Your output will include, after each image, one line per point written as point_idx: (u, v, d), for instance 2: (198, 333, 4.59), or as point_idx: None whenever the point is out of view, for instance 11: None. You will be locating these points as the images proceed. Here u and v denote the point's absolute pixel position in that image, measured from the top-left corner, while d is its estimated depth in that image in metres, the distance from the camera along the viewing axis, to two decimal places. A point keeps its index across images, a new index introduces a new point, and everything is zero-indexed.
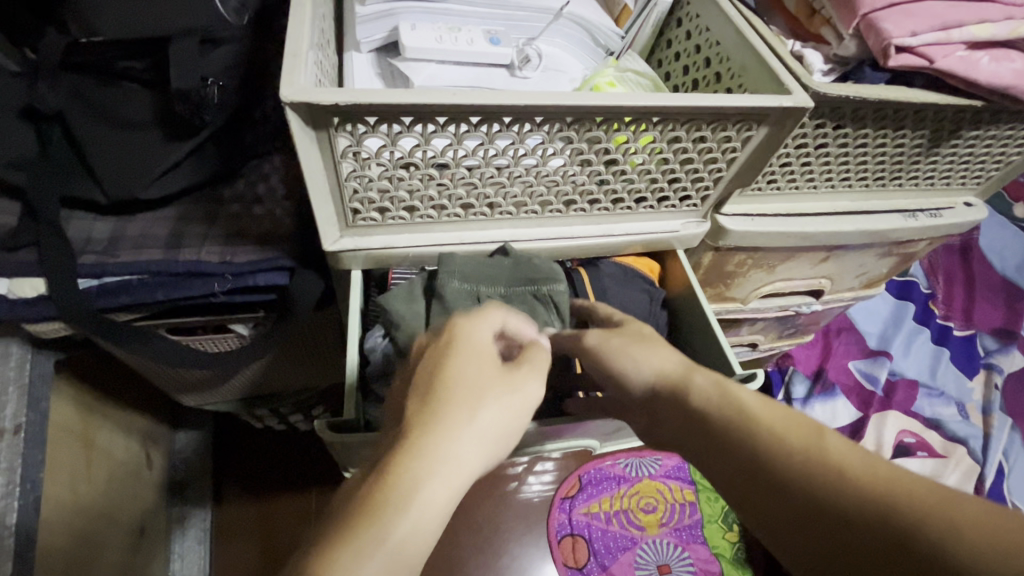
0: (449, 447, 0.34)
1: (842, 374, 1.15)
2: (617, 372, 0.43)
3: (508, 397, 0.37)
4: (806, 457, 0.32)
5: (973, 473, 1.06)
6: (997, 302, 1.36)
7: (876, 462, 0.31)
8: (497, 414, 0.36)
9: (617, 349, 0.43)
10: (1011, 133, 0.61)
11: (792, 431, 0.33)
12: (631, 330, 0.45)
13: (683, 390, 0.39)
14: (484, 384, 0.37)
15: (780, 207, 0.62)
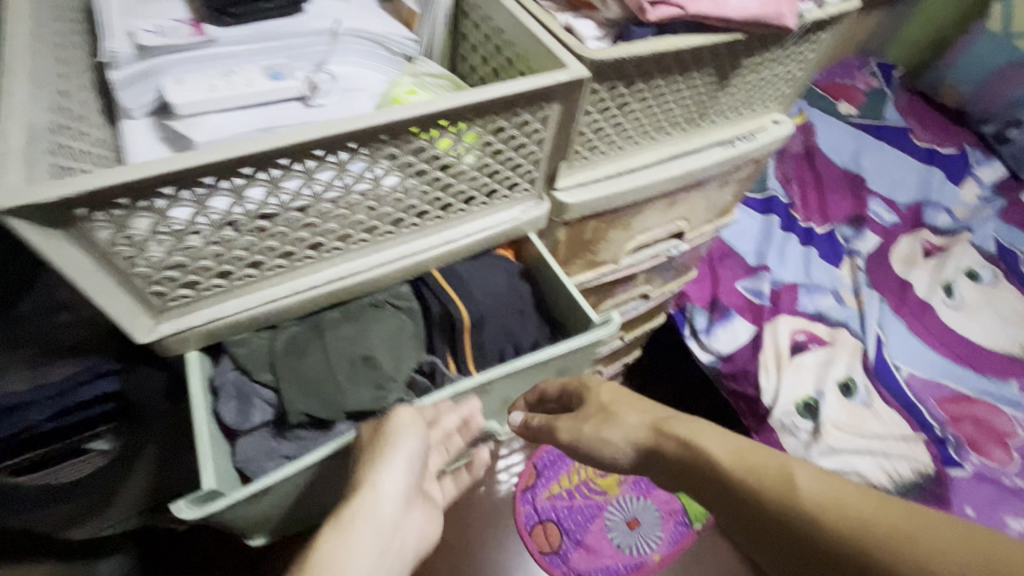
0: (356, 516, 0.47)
1: (732, 297, 1.23)
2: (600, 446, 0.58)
3: (391, 468, 0.49)
4: (771, 496, 0.40)
5: (858, 351, 1.18)
6: (846, 193, 1.51)
7: (823, 485, 0.39)
8: (389, 479, 0.49)
9: (590, 437, 0.58)
10: (785, 53, 0.67)
11: (751, 468, 0.43)
12: (594, 408, 0.60)
13: (663, 451, 0.51)
14: (370, 470, 0.49)
15: (610, 168, 0.65)
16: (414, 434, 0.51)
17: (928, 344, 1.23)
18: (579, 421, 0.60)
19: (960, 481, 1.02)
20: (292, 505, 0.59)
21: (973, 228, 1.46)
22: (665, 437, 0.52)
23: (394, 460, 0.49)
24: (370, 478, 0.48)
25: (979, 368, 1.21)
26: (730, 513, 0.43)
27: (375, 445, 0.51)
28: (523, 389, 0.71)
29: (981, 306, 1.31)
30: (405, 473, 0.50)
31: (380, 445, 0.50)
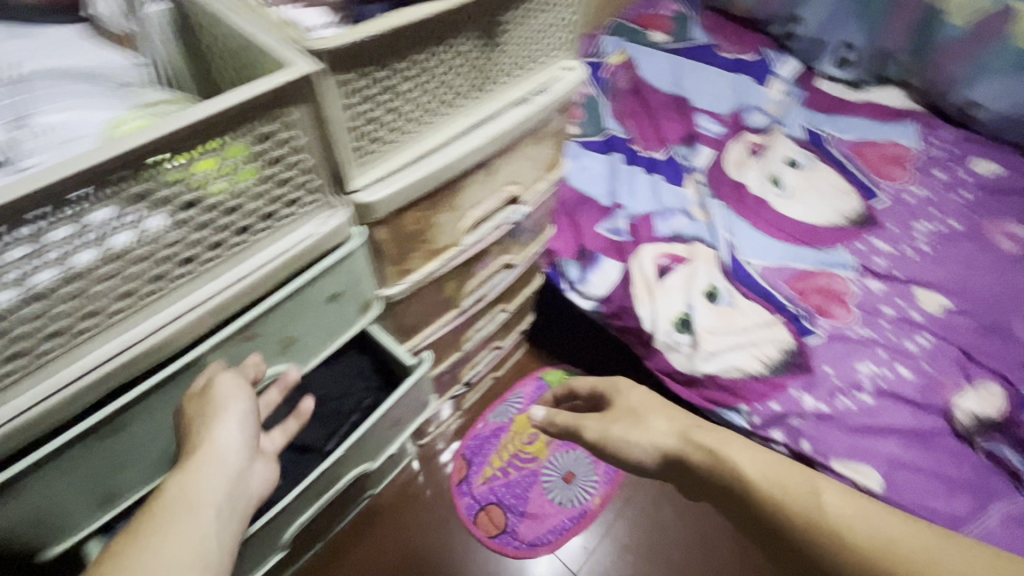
0: (203, 468, 0.54)
1: (596, 240, 1.28)
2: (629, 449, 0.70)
3: (227, 418, 0.57)
4: (799, 508, 0.55)
5: (715, 258, 1.28)
6: (675, 115, 1.61)
7: (846, 511, 0.54)
8: (229, 430, 0.57)
9: (618, 434, 0.72)
10: (547, 0, 0.67)
11: (787, 488, 0.57)
12: (623, 414, 0.75)
13: (688, 459, 0.65)
14: (213, 426, 0.57)
15: (407, 155, 0.63)
16: (241, 392, 0.60)
17: (770, 234, 1.36)
18: (606, 422, 0.75)
19: (817, 347, 1.15)
20: (81, 503, 0.62)
21: (784, 119, 1.66)
22: (690, 446, 0.65)
23: (229, 418, 0.58)
24: (208, 436, 0.56)
25: (814, 242, 1.36)
26: (753, 514, 0.59)
27: (206, 408, 0.58)
28: (315, 329, 0.70)
29: (805, 188, 1.47)
30: (239, 429, 0.58)
31: (211, 409, 0.58)
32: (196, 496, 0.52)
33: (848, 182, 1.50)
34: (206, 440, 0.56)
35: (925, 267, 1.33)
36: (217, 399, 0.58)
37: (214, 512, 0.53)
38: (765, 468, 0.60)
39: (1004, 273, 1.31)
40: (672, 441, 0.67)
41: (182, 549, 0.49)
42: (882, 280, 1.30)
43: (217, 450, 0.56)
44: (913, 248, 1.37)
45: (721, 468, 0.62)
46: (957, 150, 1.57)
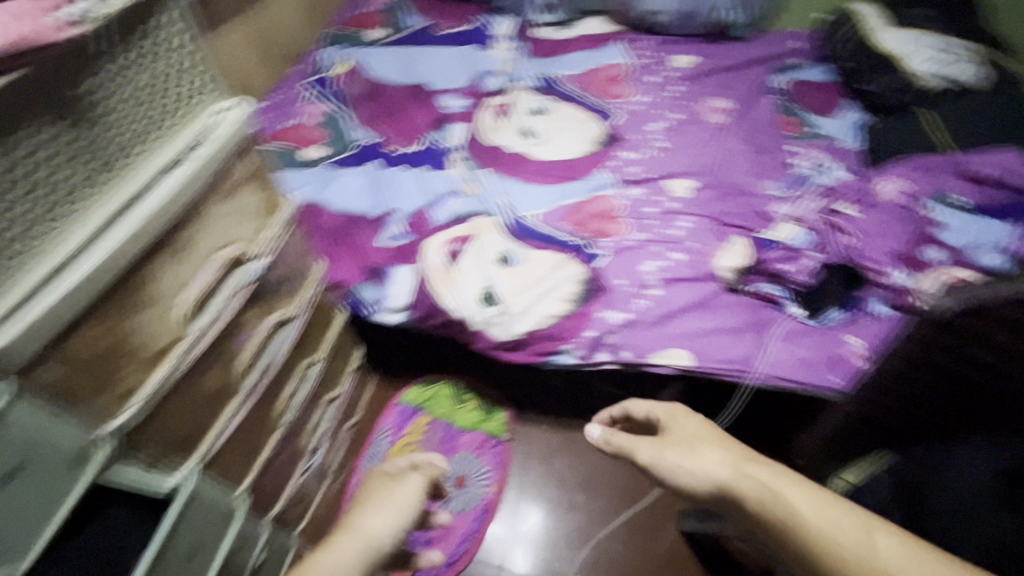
0: (357, 526, 0.85)
1: (379, 254, 1.24)
2: (681, 470, 0.74)
3: (384, 498, 0.91)
4: (854, 552, 0.57)
5: (498, 224, 1.31)
6: (418, 104, 1.62)
7: (894, 555, 0.56)
8: (386, 509, 0.89)
9: (668, 460, 0.76)
10: (134, 59, 0.64)
11: (842, 532, 0.59)
12: (674, 441, 0.78)
13: (744, 495, 0.67)
14: (372, 499, 0.91)
15: (41, 274, 0.58)
16: (412, 498, 0.92)
17: (539, 181, 1.44)
18: (658, 448, 0.78)
19: (606, 267, 1.24)
20: None
21: (518, 74, 1.76)
22: (744, 488, 0.67)
23: (404, 509, 0.90)
24: (360, 513, 0.87)
25: (577, 175, 1.47)
26: (807, 557, 0.60)
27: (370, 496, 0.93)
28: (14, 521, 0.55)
29: (555, 130, 1.58)
30: (404, 510, 0.90)
31: (374, 501, 0.90)
32: (351, 543, 0.82)
33: (587, 112, 1.64)
34: (362, 507, 0.90)
35: (668, 162, 1.51)
36: (389, 489, 0.94)
37: (359, 555, 0.80)
38: (812, 507, 0.62)
39: (724, 144, 1.55)
40: (730, 476, 0.69)
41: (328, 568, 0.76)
42: (639, 185, 1.46)
43: (371, 514, 0.88)
44: (655, 147, 1.55)
45: (768, 503, 0.65)
46: (660, 54, 1.80)
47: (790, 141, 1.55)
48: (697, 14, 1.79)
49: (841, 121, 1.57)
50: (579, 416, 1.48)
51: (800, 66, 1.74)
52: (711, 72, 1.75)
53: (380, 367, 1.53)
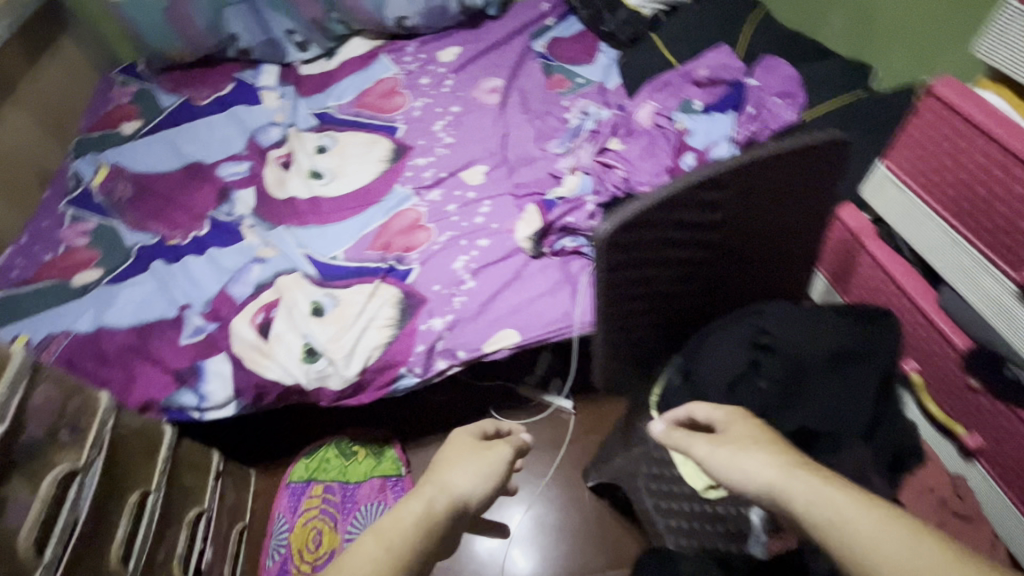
0: (446, 478, 0.73)
1: (184, 355, 1.16)
2: (738, 475, 0.59)
3: (476, 457, 0.77)
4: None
5: (302, 277, 1.28)
6: (193, 184, 1.53)
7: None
8: (472, 465, 0.76)
9: (720, 459, 0.61)
10: None
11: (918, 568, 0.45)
12: (732, 438, 0.63)
13: (794, 502, 0.53)
14: (463, 453, 0.78)
15: None
16: (497, 464, 0.78)
17: (338, 220, 1.42)
18: (711, 443, 0.63)
19: (418, 279, 1.25)
20: None
21: (294, 118, 1.71)
22: (798, 502, 0.53)
23: (489, 473, 0.77)
24: (445, 474, 0.74)
25: (374, 199, 1.46)
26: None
27: (468, 452, 0.79)
28: None
29: (342, 163, 1.56)
30: (487, 474, 0.76)
31: (462, 454, 0.78)
32: (443, 493, 0.69)
33: (371, 134, 1.63)
34: (451, 461, 0.77)
35: (456, 155, 1.55)
36: (483, 447, 0.81)
37: (445, 511, 0.68)
38: (887, 546, 0.47)
39: (504, 121, 1.60)
40: (811, 502, 0.53)
41: (410, 523, 0.64)
42: (435, 188, 1.48)
43: (459, 469, 0.75)
44: (442, 146, 1.58)
45: (840, 535, 0.50)
46: (424, 55, 1.82)
47: (564, 98, 1.63)
48: (443, 8, 1.81)
49: (598, 64, 1.68)
50: (462, 421, 1.49)
51: (551, 26, 1.83)
52: (474, 57, 1.79)
53: (255, 457, 1.46)
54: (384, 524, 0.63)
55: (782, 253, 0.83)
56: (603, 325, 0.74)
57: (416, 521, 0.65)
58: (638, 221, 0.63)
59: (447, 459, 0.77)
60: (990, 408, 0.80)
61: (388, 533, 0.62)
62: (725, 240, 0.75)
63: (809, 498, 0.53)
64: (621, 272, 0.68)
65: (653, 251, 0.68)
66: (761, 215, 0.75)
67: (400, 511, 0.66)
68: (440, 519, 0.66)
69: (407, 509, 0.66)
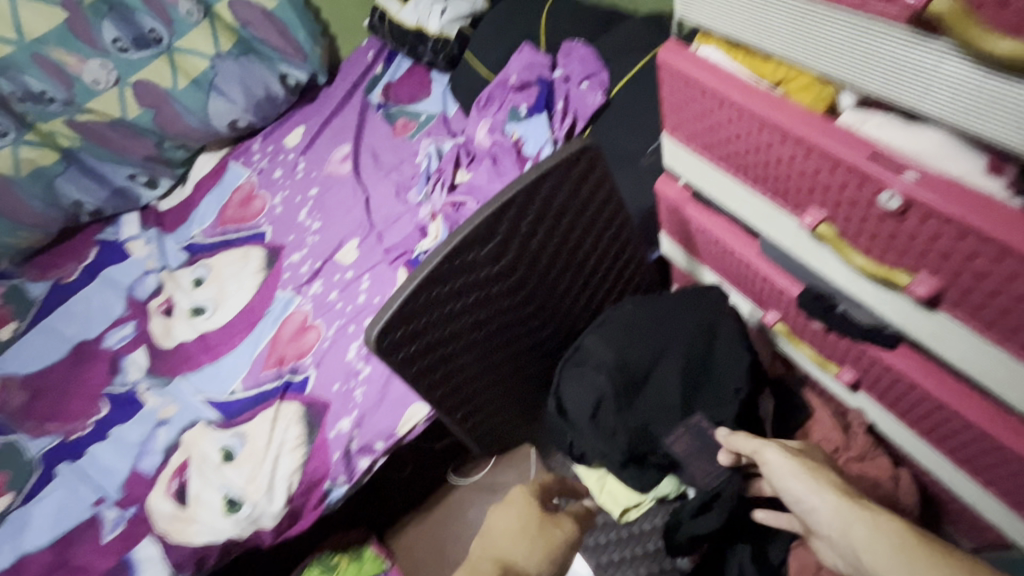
0: (501, 550, 0.69)
1: (112, 551, 1.13)
2: (808, 495, 0.62)
3: (536, 535, 0.71)
4: None
5: (207, 426, 1.24)
6: (81, 365, 1.48)
7: None
8: (532, 544, 0.70)
9: (793, 471, 0.64)
10: None
11: None
12: (808, 461, 0.66)
13: (869, 526, 0.58)
14: (527, 523, 0.73)
15: None
16: (561, 544, 0.72)
17: (229, 350, 1.38)
18: (788, 454, 0.66)
19: (316, 385, 1.22)
20: None
21: (165, 260, 1.65)
22: (878, 526, 0.57)
23: (553, 557, 0.70)
24: (503, 544, 0.70)
25: (260, 315, 1.42)
26: None
27: (534, 516, 0.74)
28: None
29: (220, 288, 1.52)
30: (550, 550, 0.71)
31: (525, 520, 0.73)
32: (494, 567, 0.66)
33: (241, 247, 1.59)
34: (511, 529, 0.72)
35: (327, 238, 1.51)
36: (553, 517, 0.75)
37: None
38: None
39: (363, 186, 1.57)
40: (878, 540, 0.57)
41: None
42: (315, 280, 1.44)
43: (520, 546, 0.70)
44: (312, 234, 1.55)
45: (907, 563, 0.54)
46: (271, 148, 1.78)
47: (414, 142, 1.60)
48: (269, 94, 1.73)
49: (434, 95, 1.66)
50: (428, 492, 1.46)
51: (381, 73, 1.79)
52: (318, 132, 1.75)
53: None
54: None
55: (606, 263, 0.81)
56: (438, 404, 0.73)
57: None
58: (406, 310, 0.61)
59: (508, 525, 0.72)
60: (843, 346, 0.76)
61: None
62: (531, 280, 0.73)
63: (879, 535, 0.57)
64: (421, 356, 0.66)
65: (445, 326, 0.66)
66: (557, 241, 0.72)
67: None
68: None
69: None
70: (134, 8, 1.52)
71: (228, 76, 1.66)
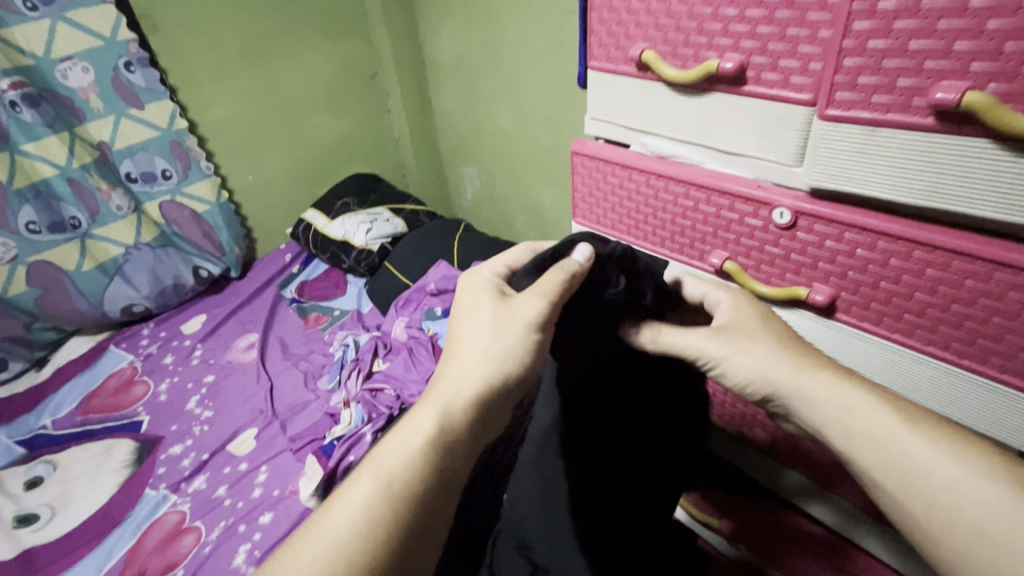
0: (441, 381, 0.54)
1: None
2: (759, 362, 0.57)
3: (481, 345, 0.54)
4: (947, 492, 0.48)
5: None
6: None
7: (988, 514, 0.46)
8: (473, 367, 0.53)
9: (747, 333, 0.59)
10: None
11: (949, 475, 0.48)
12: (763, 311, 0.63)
13: (843, 400, 0.54)
14: (470, 333, 0.55)
15: None
16: (521, 338, 0.54)
17: (62, 571, 1.12)
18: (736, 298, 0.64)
19: None
20: None
21: None
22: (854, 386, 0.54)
23: (509, 352, 0.53)
24: (440, 376, 0.55)
25: (117, 520, 1.21)
26: (892, 474, 0.50)
27: (464, 332, 0.56)
28: None
29: (66, 489, 1.29)
30: (509, 353, 0.54)
31: (458, 341, 0.56)
32: (422, 417, 0.51)
33: (105, 440, 1.41)
34: (453, 352, 0.56)
35: (220, 427, 1.42)
36: (509, 304, 0.56)
37: (422, 437, 0.50)
38: (879, 428, 0.52)
39: (267, 374, 1.55)
40: (853, 412, 0.53)
41: (355, 511, 0.47)
42: (199, 474, 1.30)
43: (460, 371, 0.53)
44: (200, 424, 1.44)
45: (878, 433, 0.51)
46: (164, 333, 1.73)
47: (327, 334, 1.69)
48: (177, 284, 1.79)
49: (350, 294, 1.83)
50: None
51: (297, 272, 1.95)
52: (222, 320, 1.76)
53: None
54: (330, 521, 0.47)
55: None
56: None
57: (387, 467, 0.49)
58: None
59: (450, 349, 0.56)
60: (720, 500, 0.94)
61: (333, 524, 0.47)
62: None
63: (847, 409, 0.53)
64: None
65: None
66: None
67: (360, 476, 0.49)
68: (452, 432, 0.51)
69: (380, 458, 0.50)
70: (61, 197, 1.55)
71: (140, 265, 1.72)
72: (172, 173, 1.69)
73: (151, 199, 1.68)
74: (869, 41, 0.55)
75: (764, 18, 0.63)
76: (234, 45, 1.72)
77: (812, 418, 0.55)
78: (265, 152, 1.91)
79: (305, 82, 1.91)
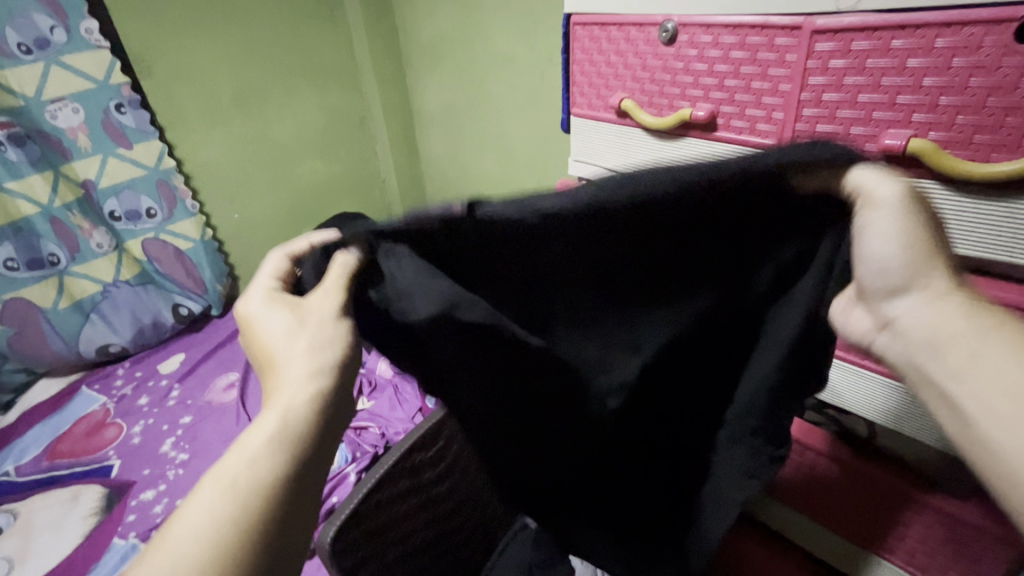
0: (273, 389, 0.46)
1: None
2: (904, 239, 0.43)
3: (298, 352, 0.47)
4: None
5: None
6: None
7: None
8: (300, 367, 0.46)
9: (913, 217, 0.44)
10: None
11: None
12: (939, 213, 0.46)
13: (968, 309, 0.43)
14: (277, 347, 0.48)
15: None
16: (333, 326, 0.49)
17: None
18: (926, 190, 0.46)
19: None
20: None
21: None
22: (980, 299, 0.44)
23: (330, 338, 0.48)
24: (269, 384, 0.47)
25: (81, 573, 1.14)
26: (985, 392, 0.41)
27: (269, 356, 0.49)
28: None
29: (26, 542, 1.21)
30: (334, 341, 0.48)
31: (268, 363, 0.48)
32: (262, 420, 0.44)
33: (71, 487, 1.34)
34: (268, 373, 0.48)
35: (197, 470, 1.37)
36: (298, 304, 0.51)
37: (267, 434, 0.43)
38: (995, 382, 0.40)
39: (248, 415, 1.51)
40: (969, 327, 0.42)
41: (200, 516, 0.39)
42: None
43: (283, 380, 0.46)
44: (174, 468, 1.38)
45: (990, 347, 0.41)
46: (139, 373, 1.69)
47: None
48: (156, 322, 1.77)
49: None
50: None
51: None
52: (201, 360, 1.72)
53: None
54: (167, 534, 0.38)
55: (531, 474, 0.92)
56: None
57: (233, 477, 0.40)
58: (362, 509, 0.68)
59: (268, 369, 0.48)
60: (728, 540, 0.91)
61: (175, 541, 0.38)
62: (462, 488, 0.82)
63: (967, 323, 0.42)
64: (364, 564, 0.68)
65: (448, 530, 0.80)
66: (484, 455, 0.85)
67: (204, 483, 0.40)
68: (298, 439, 0.43)
69: (223, 463, 0.42)
70: (42, 235, 1.53)
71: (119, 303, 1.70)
72: (157, 212, 1.69)
73: (133, 237, 1.68)
74: (824, 93, 0.61)
75: (730, 72, 0.69)
76: (227, 90, 1.77)
77: (925, 322, 0.44)
78: (252, 192, 1.93)
79: (294, 126, 1.96)
